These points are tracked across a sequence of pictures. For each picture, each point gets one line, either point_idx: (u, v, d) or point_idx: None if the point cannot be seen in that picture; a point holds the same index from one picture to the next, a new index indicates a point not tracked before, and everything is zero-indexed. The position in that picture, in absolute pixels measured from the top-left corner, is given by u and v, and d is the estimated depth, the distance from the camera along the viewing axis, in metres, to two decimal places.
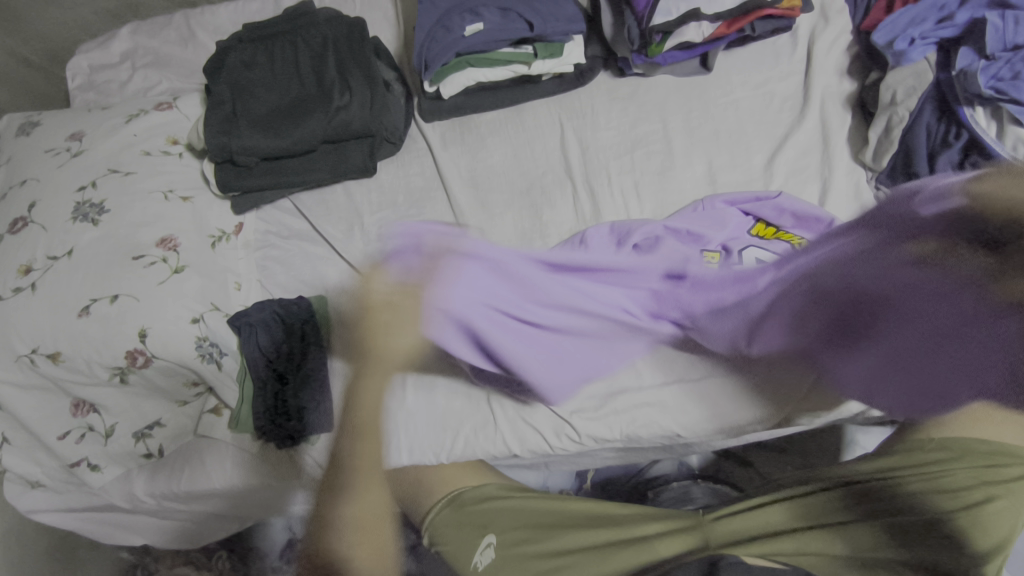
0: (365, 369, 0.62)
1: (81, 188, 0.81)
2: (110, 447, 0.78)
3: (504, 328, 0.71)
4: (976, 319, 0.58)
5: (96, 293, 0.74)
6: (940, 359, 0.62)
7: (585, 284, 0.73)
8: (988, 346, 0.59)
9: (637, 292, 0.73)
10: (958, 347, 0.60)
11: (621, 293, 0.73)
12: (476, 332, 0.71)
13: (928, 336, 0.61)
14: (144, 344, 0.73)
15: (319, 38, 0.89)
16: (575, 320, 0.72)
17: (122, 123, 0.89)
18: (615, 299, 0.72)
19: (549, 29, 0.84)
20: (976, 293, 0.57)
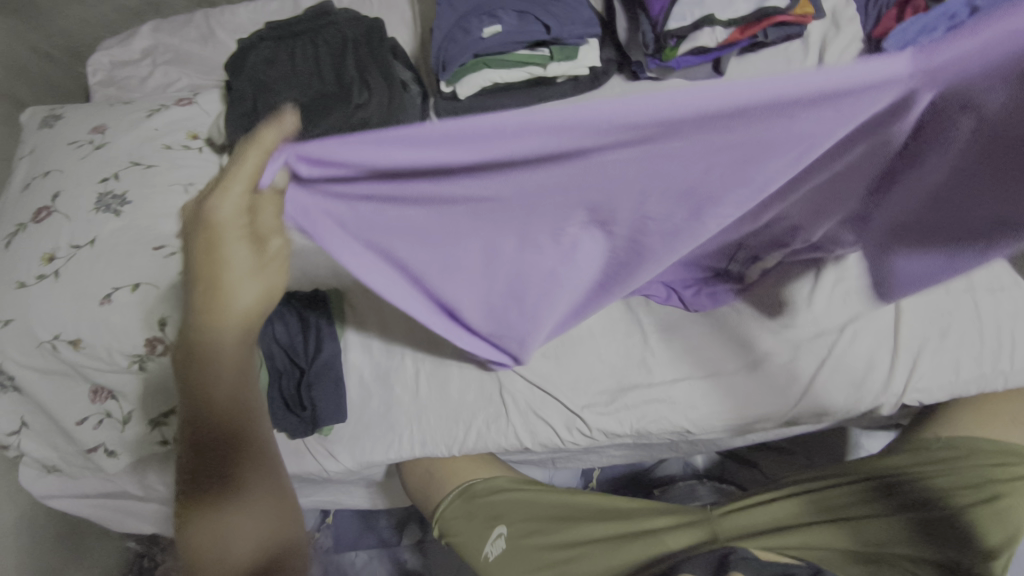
0: (213, 356, 0.49)
1: (103, 179, 0.83)
2: (126, 434, 0.79)
3: (404, 252, 0.50)
4: (981, 182, 0.45)
5: (117, 282, 0.75)
6: (933, 217, 0.50)
7: (516, 186, 0.42)
8: (990, 213, 0.47)
9: (624, 183, 0.42)
10: (950, 201, 0.48)
11: (587, 183, 0.42)
12: (386, 258, 0.50)
13: (945, 174, 0.45)
14: (163, 333, 0.75)
15: (338, 38, 0.91)
16: (520, 241, 0.50)
17: (144, 117, 0.91)
18: (581, 175, 0.41)
19: (566, 32, 0.85)
20: (980, 145, 0.41)
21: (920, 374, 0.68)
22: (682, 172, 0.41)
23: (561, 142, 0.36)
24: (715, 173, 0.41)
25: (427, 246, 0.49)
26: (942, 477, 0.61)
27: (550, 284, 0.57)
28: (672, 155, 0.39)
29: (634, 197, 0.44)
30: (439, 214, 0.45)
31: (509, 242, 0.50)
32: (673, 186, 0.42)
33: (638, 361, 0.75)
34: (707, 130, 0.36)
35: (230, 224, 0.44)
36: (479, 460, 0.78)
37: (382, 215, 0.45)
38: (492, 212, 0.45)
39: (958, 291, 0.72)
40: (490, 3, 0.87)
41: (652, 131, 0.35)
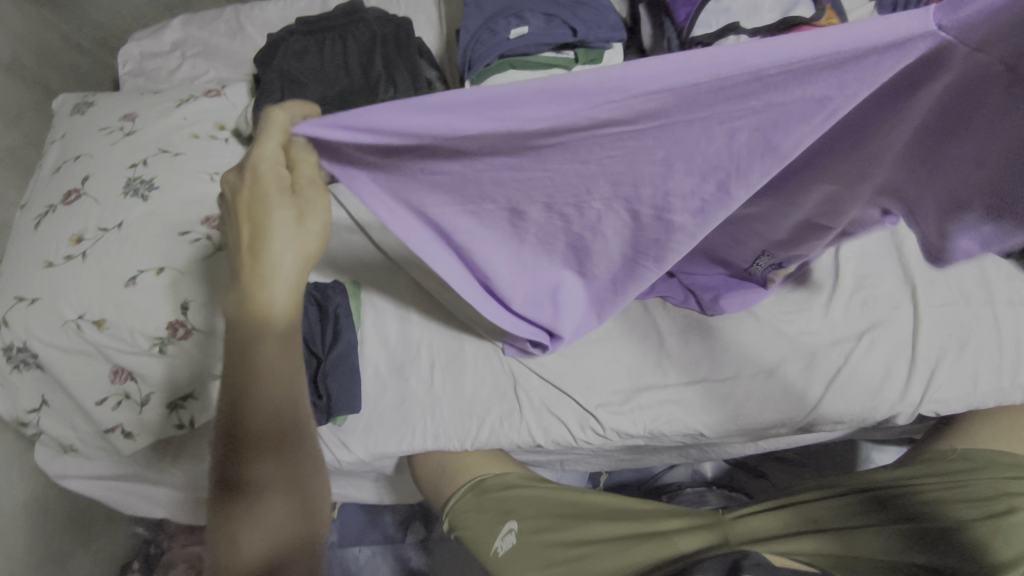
0: (260, 331, 0.49)
1: (132, 165, 0.84)
2: (145, 416, 0.79)
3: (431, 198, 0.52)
4: (971, 146, 0.42)
5: (142, 265, 0.76)
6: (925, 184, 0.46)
7: (547, 143, 0.45)
8: (978, 179, 0.43)
9: (643, 145, 0.44)
10: (938, 159, 0.44)
11: (620, 143, 0.44)
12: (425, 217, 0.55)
13: (948, 123, 0.41)
14: (184, 317, 0.76)
15: (367, 35, 0.93)
16: (549, 200, 0.52)
17: (174, 107, 0.93)
18: (606, 132, 0.43)
19: (593, 36, 0.86)
20: (963, 82, 0.37)
21: (937, 385, 0.68)
22: (707, 141, 0.43)
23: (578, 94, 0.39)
24: (746, 145, 0.42)
25: (450, 189, 0.51)
26: (959, 489, 0.59)
27: (571, 246, 0.58)
28: (702, 115, 0.41)
29: (659, 159, 0.45)
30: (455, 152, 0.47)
31: (541, 200, 0.52)
32: (690, 152, 0.44)
33: (653, 363, 0.75)
34: (728, 92, 0.39)
35: (280, 178, 0.49)
36: (491, 456, 0.78)
37: (397, 152, 0.47)
38: (511, 159, 0.47)
39: (978, 303, 0.72)
40: (516, 5, 0.88)
41: (682, 90, 0.38)
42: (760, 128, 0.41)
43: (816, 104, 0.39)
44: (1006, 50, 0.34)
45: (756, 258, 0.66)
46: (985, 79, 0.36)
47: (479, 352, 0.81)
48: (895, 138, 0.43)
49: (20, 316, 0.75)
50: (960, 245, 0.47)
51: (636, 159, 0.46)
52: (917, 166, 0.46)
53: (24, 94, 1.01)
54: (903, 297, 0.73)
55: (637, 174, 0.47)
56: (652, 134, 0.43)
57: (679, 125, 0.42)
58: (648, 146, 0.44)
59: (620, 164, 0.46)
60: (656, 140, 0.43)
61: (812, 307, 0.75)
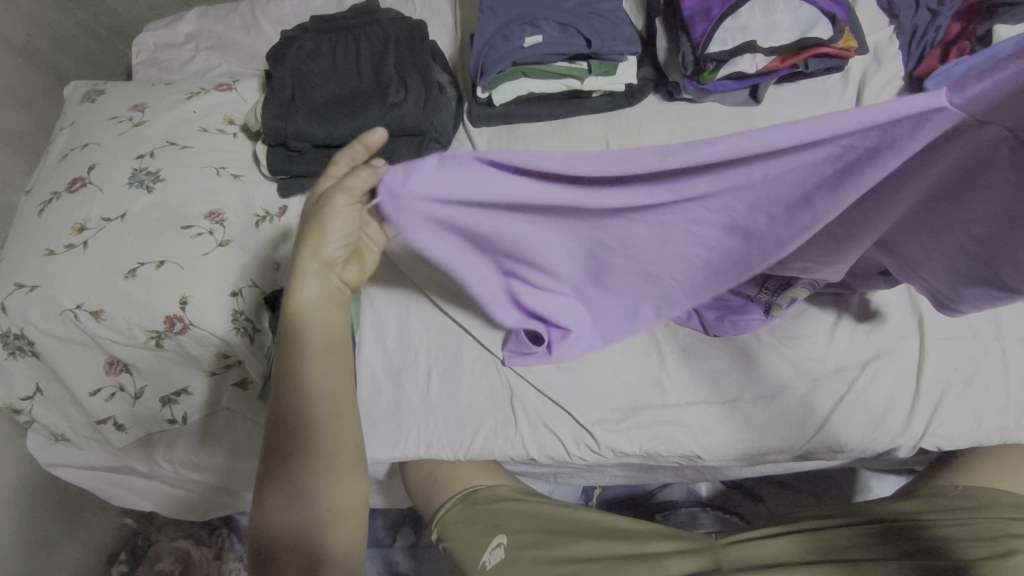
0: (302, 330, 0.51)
1: (139, 156, 0.84)
2: (137, 409, 0.80)
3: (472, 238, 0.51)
4: (983, 202, 0.44)
5: (143, 258, 0.76)
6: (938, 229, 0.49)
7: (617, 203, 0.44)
8: (984, 225, 0.45)
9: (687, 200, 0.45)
10: (948, 209, 0.47)
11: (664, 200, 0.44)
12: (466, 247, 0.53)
13: (961, 182, 0.44)
14: (183, 312, 0.75)
15: (381, 37, 0.92)
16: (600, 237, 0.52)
17: (184, 99, 0.93)
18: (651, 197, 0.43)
19: (606, 47, 0.85)
20: (977, 154, 0.40)
21: (940, 420, 0.67)
22: (747, 194, 0.44)
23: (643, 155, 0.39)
24: (766, 194, 0.44)
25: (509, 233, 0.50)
26: (961, 526, 0.57)
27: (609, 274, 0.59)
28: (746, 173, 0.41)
29: (709, 204, 0.45)
30: (503, 216, 0.46)
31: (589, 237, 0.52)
32: (724, 204, 0.45)
33: (653, 380, 0.74)
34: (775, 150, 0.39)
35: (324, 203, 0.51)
36: (483, 469, 0.77)
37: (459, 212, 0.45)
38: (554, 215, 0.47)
39: (986, 338, 0.71)
40: (532, 13, 0.88)
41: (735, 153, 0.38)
42: (781, 179, 0.42)
43: (839, 163, 0.40)
44: (1012, 122, 0.36)
45: (760, 285, 0.66)
46: (994, 146, 0.38)
47: (477, 362, 0.80)
48: (911, 194, 0.45)
49: (19, 302, 0.75)
50: (973, 287, 0.51)
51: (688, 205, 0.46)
52: (931, 205, 0.48)
53: (36, 79, 1.01)
54: (910, 328, 0.72)
55: (686, 218, 0.48)
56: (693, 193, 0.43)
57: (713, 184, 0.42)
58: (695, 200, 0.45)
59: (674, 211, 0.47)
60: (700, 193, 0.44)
61: (817, 333, 0.73)
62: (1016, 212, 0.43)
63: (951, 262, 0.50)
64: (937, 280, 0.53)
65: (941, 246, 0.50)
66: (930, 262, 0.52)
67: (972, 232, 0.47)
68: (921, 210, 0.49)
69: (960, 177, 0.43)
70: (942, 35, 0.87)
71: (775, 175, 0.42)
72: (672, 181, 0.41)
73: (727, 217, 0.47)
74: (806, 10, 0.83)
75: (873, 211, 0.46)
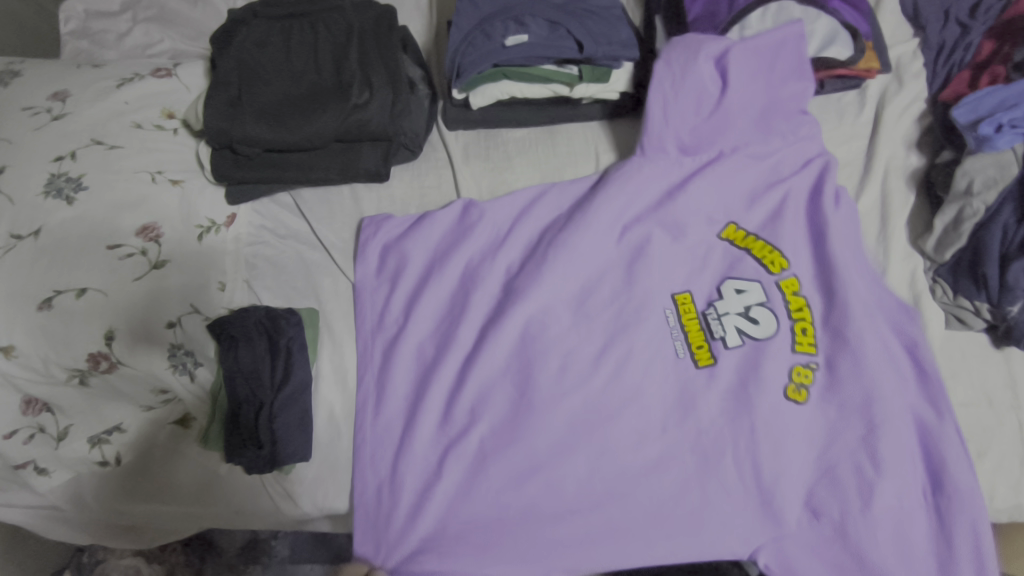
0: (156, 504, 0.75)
1: (58, 158, 0.73)
2: (61, 453, 0.70)
3: (432, 388, 0.71)
4: (693, 166, 0.74)
5: (61, 285, 0.67)
6: (866, 334, 0.64)
7: (449, 315, 0.75)
8: None
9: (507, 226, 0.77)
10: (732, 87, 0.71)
11: (460, 344, 0.72)
12: (444, 329, 0.74)
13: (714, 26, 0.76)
14: (109, 348, 0.67)
15: (343, 26, 0.82)
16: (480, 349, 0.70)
17: (114, 87, 0.82)
18: (550, 306, 0.71)
19: (600, 53, 0.73)
20: (688, 142, 0.73)
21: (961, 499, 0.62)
22: (535, 459, 0.66)
23: (505, 258, 0.75)
24: (630, 341, 0.68)
25: (427, 333, 0.75)
26: None
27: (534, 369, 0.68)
28: (583, 233, 0.72)
29: (561, 420, 0.67)
30: (439, 346, 0.73)
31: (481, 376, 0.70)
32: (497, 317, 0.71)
33: (632, 304, 0.70)
34: (500, 299, 0.74)
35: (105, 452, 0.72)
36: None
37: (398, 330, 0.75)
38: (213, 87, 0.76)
39: (1003, 407, 0.64)
40: (518, 5, 0.75)
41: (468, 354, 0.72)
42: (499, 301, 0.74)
43: (713, 86, 0.72)
44: (660, 183, 0.73)
45: (692, 107, 0.71)
46: (676, 164, 0.73)
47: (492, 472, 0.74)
48: (664, 187, 0.73)
49: None
50: (724, 97, 0.72)
51: (589, 303, 0.71)
52: (740, 62, 0.71)
53: None
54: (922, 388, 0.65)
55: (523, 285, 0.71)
56: (477, 455, 0.67)
57: (579, 224, 0.72)
58: (452, 315, 0.75)
59: (438, 446, 0.69)
60: (599, 301, 0.71)
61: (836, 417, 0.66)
62: (749, 61, 0.71)
63: (766, 38, 0.71)
64: (696, 136, 0.72)
65: (750, 56, 0.71)
66: (715, 96, 0.72)
67: (780, 48, 0.71)
68: (796, 366, 0.65)
69: (729, 58, 0.71)
70: (970, 55, 0.73)
71: (616, 249, 0.72)
72: (509, 424, 0.68)
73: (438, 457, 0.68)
74: (824, 22, 0.72)
75: (697, 130, 0.72)
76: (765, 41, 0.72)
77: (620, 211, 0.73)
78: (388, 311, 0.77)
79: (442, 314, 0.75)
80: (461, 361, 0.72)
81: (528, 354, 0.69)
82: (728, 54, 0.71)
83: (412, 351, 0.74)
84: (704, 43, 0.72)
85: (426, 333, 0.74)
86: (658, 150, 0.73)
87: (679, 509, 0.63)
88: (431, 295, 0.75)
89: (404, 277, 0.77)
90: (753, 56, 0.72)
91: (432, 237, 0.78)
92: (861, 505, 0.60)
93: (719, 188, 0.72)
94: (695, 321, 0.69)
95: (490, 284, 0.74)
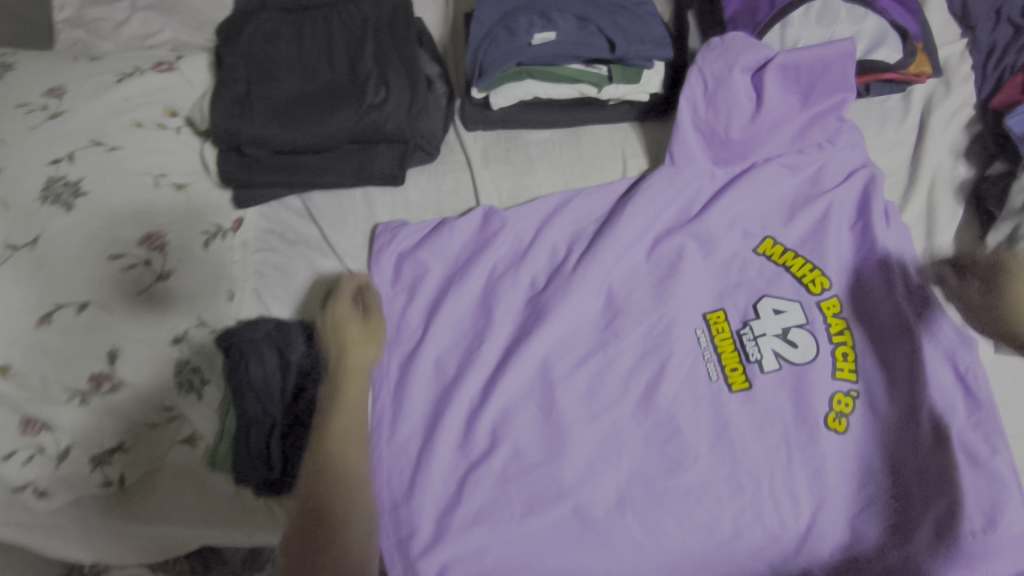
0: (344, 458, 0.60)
1: (55, 160, 0.69)
2: (62, 472, 0.66)
3: (452, 407, 0.68)
4: (734, 180, 0.72)
5: (61, 298, 0.63)
6: (914, 360, 0.61)
7: (473, 328, 0.72)
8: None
9: (532, 235, 0.74)
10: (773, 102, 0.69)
11: (483, 363, 0.70)
12: (466, 343, 0.71)
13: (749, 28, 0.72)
14: (112, 368, 0.64)
15: (357, 20, 0.77)
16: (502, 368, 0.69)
17: (113, 83, 0.77)
18: (574, 327, 0.70)
19: (632, 53, 0.69)
20: (724, 148, 0.71)
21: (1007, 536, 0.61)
22: (557, 487, 0.64)
23: (533, 270, 0.73)
24: (658, 362, 0.67)
25: (447, 348, 0.71)
26: None
27: (554, 390, 0.67)
28: (609, 249, 0.70)
29: (587, 443, 0.65)
30: (462, 356, 0.71)
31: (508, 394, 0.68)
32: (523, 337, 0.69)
33: (659, 325, 0.68)
34: (529, 315, 0.71)
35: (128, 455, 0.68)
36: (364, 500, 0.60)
37: (414, 344, 0.72)
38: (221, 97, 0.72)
39: None
40: None
41: (492, 373, 0.70)
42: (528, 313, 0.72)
43: (754, 100, 0.70)
44: (692, 192, 0.72)
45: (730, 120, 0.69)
46: (712, 174, 0.72)
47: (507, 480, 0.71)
48: (705, 203, 0.72)
49: None
50: (762, 110, 0.69)
51: (618, 322, 0.69)
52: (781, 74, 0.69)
53: None
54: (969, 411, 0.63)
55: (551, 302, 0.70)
56: (499, 476, 0.65)
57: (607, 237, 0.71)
58: (472, 333, 0.71)
59: (460, 468, 0.66)
60: (628, 320, 0.69)
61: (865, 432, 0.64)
62: (789, 72, 0.69)
63: (800, 54, 0.68)
64: (735, 144, 0.70)
65: (790, 68, 0.68)
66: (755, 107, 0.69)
67: (823, 57, 0.68)
68: (836, 394, 0.63)
69: (767, 72, 0.69)
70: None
71: (643, 266, 0.71)
72: (534, 447, 0.65)
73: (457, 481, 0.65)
74: (872, 22, 0.70)
75: (735, 146, 0.70)
76: (800, 52, 0.69)
77: (647, 227, 0.71)
78: (405, 322, 0.73)
79: (466, 326, 0.72)
80: (486, 381, 0.69)
81: (551, 376, 0.68)
82: (762, 66, 0.69)
83: (430, 366, 0.71)
84: (742, 54, 0.69)
85: (446, 346, 0.71)
86: (689, 162, 0.72)
87: (713, 540, 0.61)
88: (451, 310, 0.72)
89: (428, 286, 0.74)
90: (797, 70, 0.68)
91: (448, 246, 0.74)
92: (899, 539, 0.58)
93: (754, 196, 0.71)
94: (729, 342, 0.67)
95: (515, 295, 0.72)
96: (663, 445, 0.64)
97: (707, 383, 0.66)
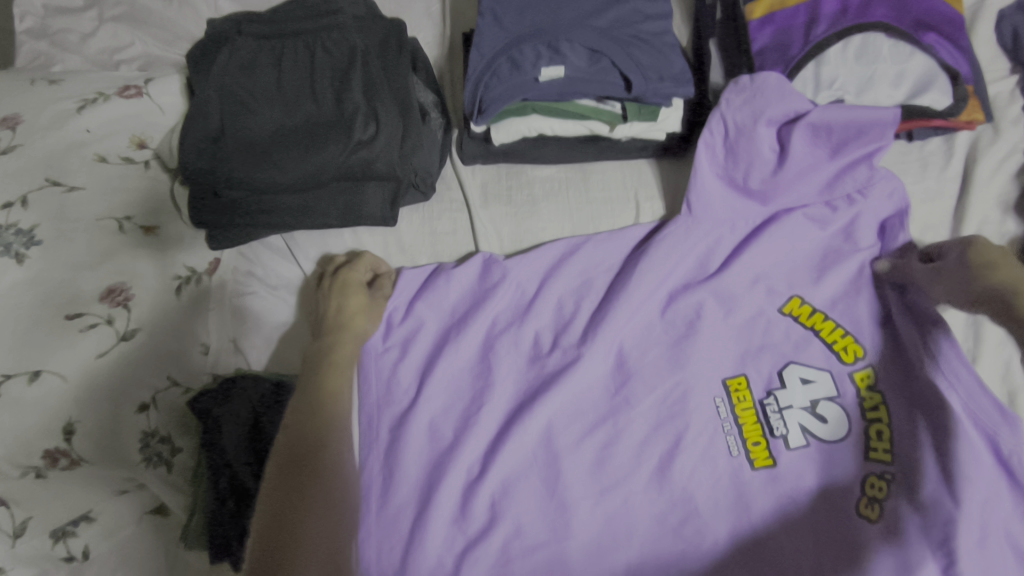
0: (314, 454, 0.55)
1: (5, 204, 0.62)
2: (18, 551, 0.59)
3: (449, 475, 0.60)
4: (757, 232, 0.67)
5: (9, 367, 0.57)
6: (959, 442, 0.56)
7: (473, 389, 0.64)
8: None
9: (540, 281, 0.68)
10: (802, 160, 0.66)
11: (483, 429, 0.62)
12: (466, 402, 0.64)
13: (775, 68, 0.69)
14: (70, 445, 0.57)
15: (344, 48, 0.69)
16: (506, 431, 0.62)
17: (75, 111, 0.69)
18: (584, 390, 0.63)
19: (650, 91, 0.62)
20: (747, 188, 0.67)
21: None
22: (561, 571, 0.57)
23: (541, 321, 0.66)
24: (673, 433, 0.61)
25: (443, 406, 0.64)
26: None
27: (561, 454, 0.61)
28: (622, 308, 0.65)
29: (597, 521, 0.59)
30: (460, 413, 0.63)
31: (511, 461, 0.61)
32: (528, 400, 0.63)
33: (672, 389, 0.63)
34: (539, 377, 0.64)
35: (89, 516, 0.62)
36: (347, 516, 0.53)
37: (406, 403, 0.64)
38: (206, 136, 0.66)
39: None
40: (552, 29, 0.63)
41: (495, 438, 0.62)
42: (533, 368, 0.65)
43: (781, 152, 0.66)
44: (714, 232, 0.67)
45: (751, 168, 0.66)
46: (738, 216, 0.67)
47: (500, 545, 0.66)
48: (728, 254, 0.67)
49: None
50: (790, 165, 0.65)
51: (629, 387, 0.63)
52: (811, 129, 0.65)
53: None
54: None
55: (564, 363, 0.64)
56: (499, 558, 0.58)
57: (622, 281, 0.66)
58: (472, 393, 0.64)
59: (456, 546, 0.59)
60: (640, 385, 0.63)
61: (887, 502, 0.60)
62: (818, 130, 0.65)
63: (835, 114, 0.65)
64: (753, 186, 0.66)
65: (820, 125, 0.65)
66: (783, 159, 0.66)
67: (852, 118, 0.65)
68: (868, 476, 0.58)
69: (796, 125, 0.65)
70: None
71: (657, 322, 0.65)
72: (539, 525, 0.59)
73: (454, 562, 0.58)
74: (918, 60, 0.67)
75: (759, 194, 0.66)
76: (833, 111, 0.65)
77: (665, 279, 0.66)
78: (394, 378, 0.65)
79: (467, 383, 0.65)
80: (488, 446, 0.62)
81: (556, 445, 0.61)
82: (790, 121, 0.66)
83: (423, 429, 0.63)
84: (771, 104, 0.66)
85: (443, 403, 0.64)
86: (708, 202, 0.67)
87: None
88: (448, 365, 0.65)
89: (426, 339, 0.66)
90: (828, 127, 0.65)
91: (444, 298, 0.67)
92: None
93: (779, 248, 0.66)
94: (751, 413, 0.61)
95: (517, 348, 0.65)
96: (676, 526, 0.59)
97: (728, 457, 0.60)
